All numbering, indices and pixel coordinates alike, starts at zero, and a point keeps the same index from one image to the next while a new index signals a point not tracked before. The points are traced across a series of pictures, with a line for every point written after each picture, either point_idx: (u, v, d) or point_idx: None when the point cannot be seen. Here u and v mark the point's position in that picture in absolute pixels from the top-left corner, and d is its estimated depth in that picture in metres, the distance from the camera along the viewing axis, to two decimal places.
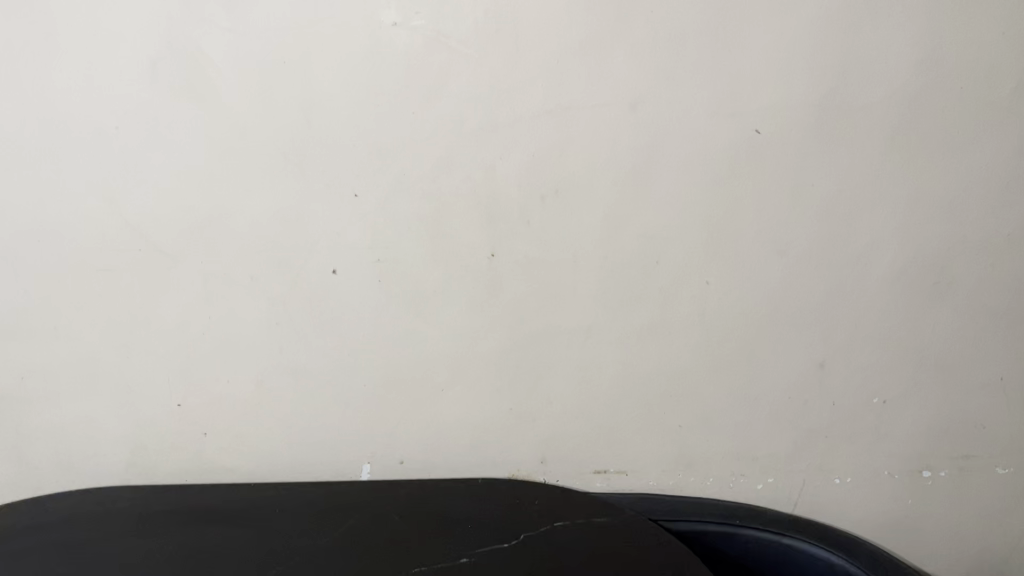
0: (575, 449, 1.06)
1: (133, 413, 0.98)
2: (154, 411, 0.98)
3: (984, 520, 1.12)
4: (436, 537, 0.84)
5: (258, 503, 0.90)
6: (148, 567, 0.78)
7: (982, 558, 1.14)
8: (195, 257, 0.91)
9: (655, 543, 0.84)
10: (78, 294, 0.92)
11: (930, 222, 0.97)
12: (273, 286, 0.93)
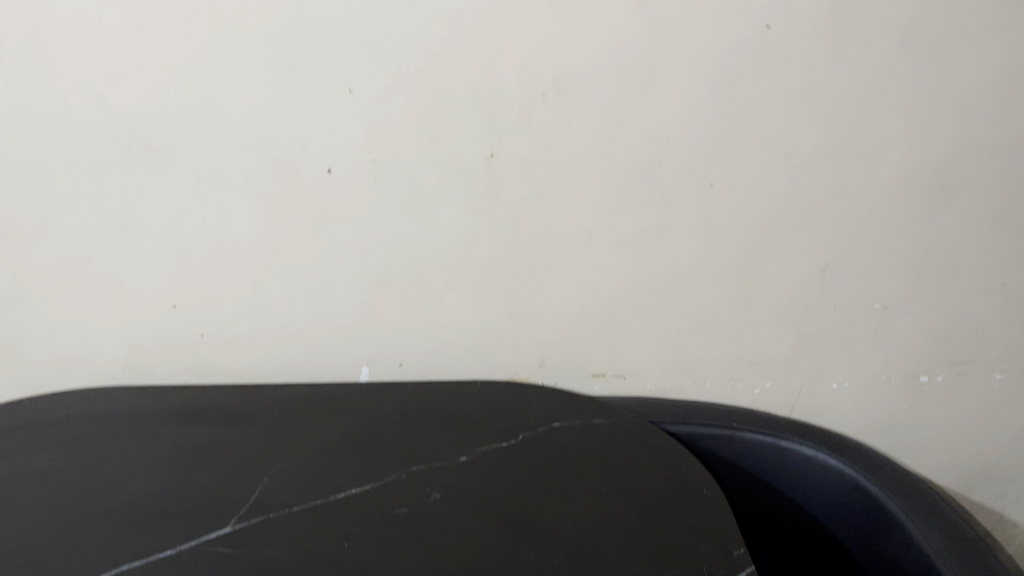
0: (573, 352, 1.07)
1: (137, 314, 1.00)
2: (154, 309, 1.00)
3: (980, 425, 1.13)
4: (432, 436, 0.86)
5: (262, 403, 0.92)
6: (152, 463, 0.81)
7: (974, 460, 1.16)
8: (187, 154, 0.90)
9: (652, 444, 0.86)
10: (72, 191, 0.91)
11: (943, 122, 0.93)
12: (268, 185, 0.92)
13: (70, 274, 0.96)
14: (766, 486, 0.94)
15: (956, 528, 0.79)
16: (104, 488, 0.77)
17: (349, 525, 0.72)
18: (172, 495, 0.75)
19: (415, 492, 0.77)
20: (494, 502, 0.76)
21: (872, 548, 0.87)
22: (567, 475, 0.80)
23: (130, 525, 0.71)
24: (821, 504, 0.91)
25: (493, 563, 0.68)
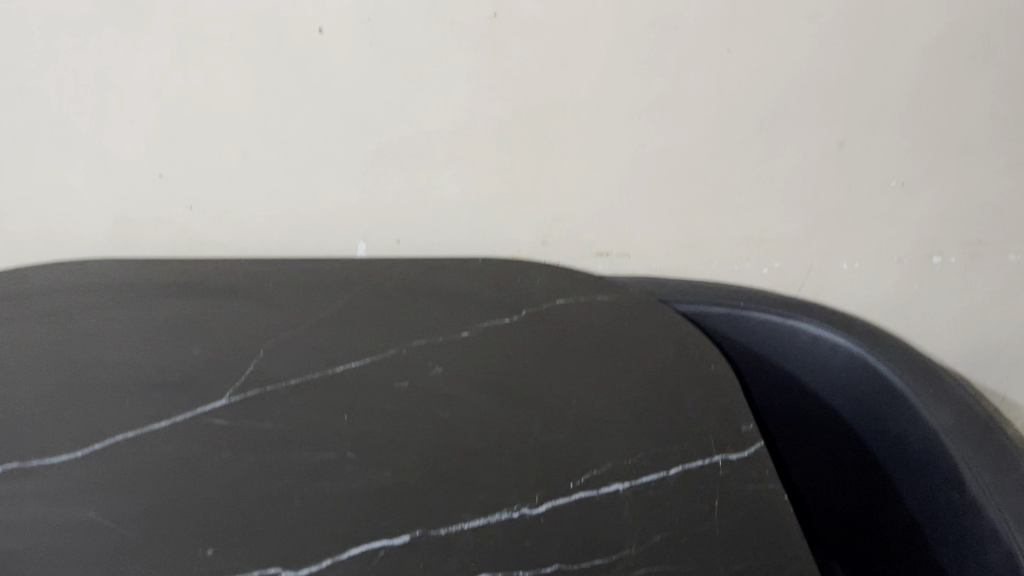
0: (577, 230, 1.04)
1: (121, 185, 0.95)
2: (139, 179, 0.95)
3: (990, 307, 1.11)
4: (432, 312, 0.84)
5: (256, 277, 0.89)
6: (143, 335, 0.78)
7: (979, 341, 1.15)
8: (166, 9, 0.83)
9: (659, 321, 0.83)
10: (43, 49, 0.85)
11: None
12: (254, 46, 0.86)
13: (49, 139, 0.91)
14: (768, 366, 0.92)
15: (963, 402, 0.77)
16: (95, 359, 0.74)
17: (348, 399, 0.70)
18: (165, 367, 0.73)
19: (415, 367, 0.75)
20: (496, 378, 0.74)
21: (878, 425, 0.85)
22: (570, 351, 0.78)
23: (123, 396, 0.69)
24: (828, 381, 0.89)
25: (495, 436, 0.66)
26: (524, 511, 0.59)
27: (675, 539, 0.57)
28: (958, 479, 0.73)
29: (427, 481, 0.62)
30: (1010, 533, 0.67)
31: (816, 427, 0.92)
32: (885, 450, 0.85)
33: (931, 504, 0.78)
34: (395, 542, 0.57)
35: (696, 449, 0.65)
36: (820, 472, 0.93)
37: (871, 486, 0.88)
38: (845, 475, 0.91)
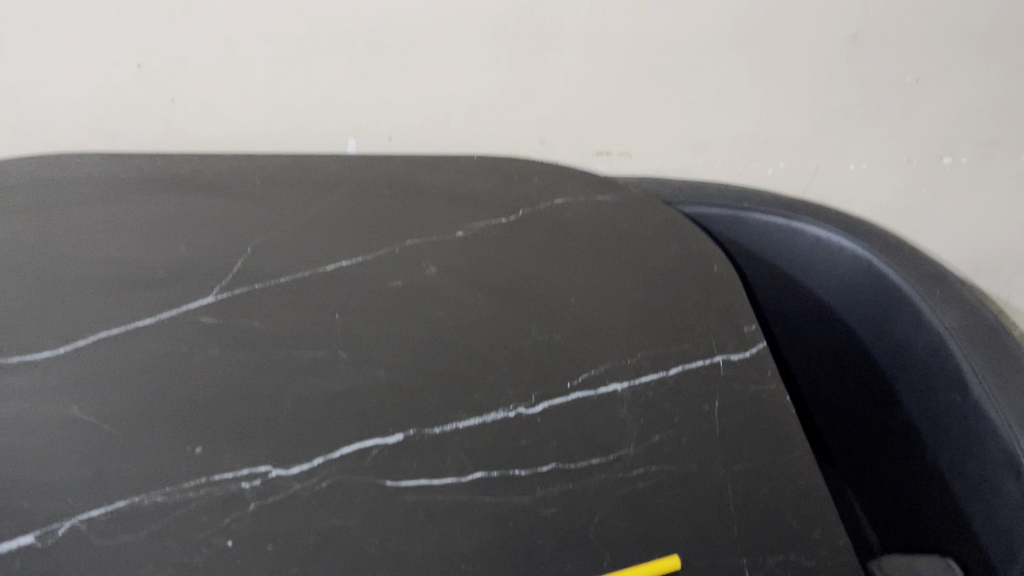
0: (577, 127, 1.00)
1: (96, 75, 0.90)
2: (115, 70, 0.90)
3: (997, 209, 1.08)
4: (425, 210, 0.80)
5: (240, 171, 0.85)
6: (125, 231, 0.75)
7: (984, 244, 1.13)
8: None
9: (661, 221, 0.80)
10: None
11: None
12: None
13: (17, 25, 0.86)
14: (769, 267, 0.89)
15: (970, 307, 0.75)
16: (76, 255, 0.71)
17: (339, 297, 0.68)
18: (149, 264, 0.71)
19: (409, 265, 0.72)
20: (492, 277, 0.71)
21: (881, 332, 0.83)
22: (568, 250, 0.75)
23: (106, 294, 0.67)
24: (832, 287, 0.86)
25: (491, 336, 0.65)
26: (520, 411, 0.58)
27: (674, 440, 0.56)
28: (961, 382, 0.71)
29: (420, 380, 0.60)
30: (1012, 434, 0.66)
31: (813, 333, 0.90)
32: (886, 355, 0.83)
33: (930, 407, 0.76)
34: (389, 441, 0.55)
35: (697, 349, 0.64)
36: (817, 380, 0.92)
37: (866, 392, 0.86)
38: (839, 382, 0.90)
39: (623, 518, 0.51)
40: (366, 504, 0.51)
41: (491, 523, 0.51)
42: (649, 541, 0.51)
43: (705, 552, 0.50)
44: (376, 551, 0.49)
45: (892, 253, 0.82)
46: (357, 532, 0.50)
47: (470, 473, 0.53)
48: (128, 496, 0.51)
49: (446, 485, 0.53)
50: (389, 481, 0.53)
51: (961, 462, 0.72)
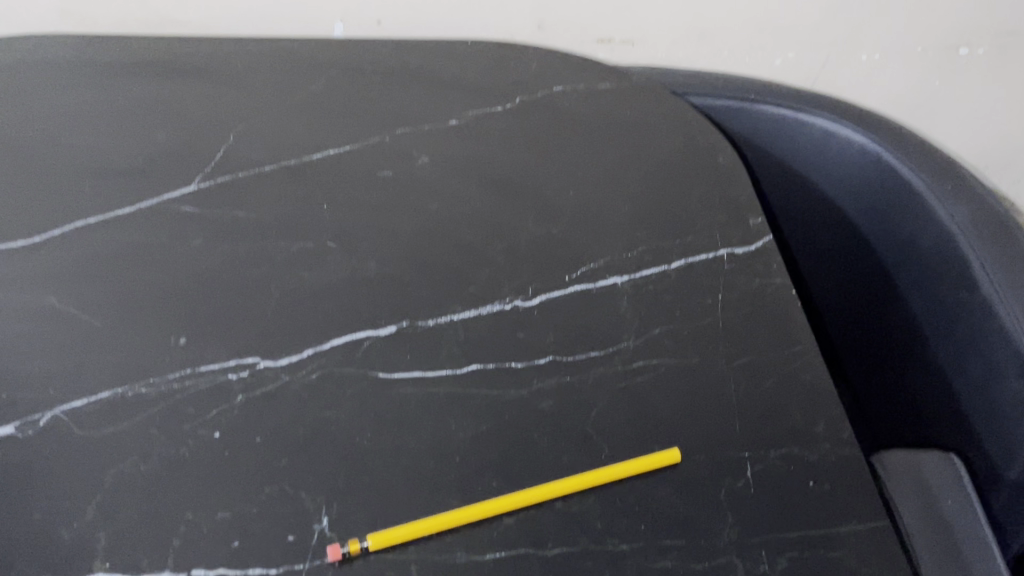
0: (577, 10, 0.94)
1: None
2: None
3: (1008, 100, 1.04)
4: (412, 94, 0.74)
5: (207, 50, 0.77)
6: (93, 112, 0.70)
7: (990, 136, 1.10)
8: None
9: (666, 109, 0.75)
10: None
11: None
12: None
13: None
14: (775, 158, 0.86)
15: (984, 200, 0.72)
16: (44, 138, 0.67)
17: (324, 185, 0.64)
18: (125, 148, 0.66)
19: (399, 151, 0.68)
20: (485, 166, 0.68)
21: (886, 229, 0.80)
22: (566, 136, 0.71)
23: (81, 180, 0.63)
24: (837, 184, 0.83)
25: (485, 228, 0.62)
26: (516, 304, 0.56)
27: (675, 332, 0.54)
28: (969, 278, 0.69)
29: (412, 273, 0.58)
30: (1019, 330, 0.64)
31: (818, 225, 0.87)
32: (890, 253, 0.80)
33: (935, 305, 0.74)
34: (380, 333, 0.53)
35: (700, 243, 0.61)
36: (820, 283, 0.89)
37: (866, 289, 0.84)
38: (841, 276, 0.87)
39: (621, 410, 0.50)
40: (357, 396, 0.50)
41: (485, 415, 0.49)
42: (648, 429, 0.49)
43: (707, 439, 0.48)
44: (367, 442, 0.48)
45: (905, 145, 0.78)
46: (348, 423, 0.49)
47: (465, 366, 0.52)
48: (111, 387, 0.49)
49: (440, 379, 0.51)
50: (382, 374, 0.51)
51: (965, 360, 0.70)
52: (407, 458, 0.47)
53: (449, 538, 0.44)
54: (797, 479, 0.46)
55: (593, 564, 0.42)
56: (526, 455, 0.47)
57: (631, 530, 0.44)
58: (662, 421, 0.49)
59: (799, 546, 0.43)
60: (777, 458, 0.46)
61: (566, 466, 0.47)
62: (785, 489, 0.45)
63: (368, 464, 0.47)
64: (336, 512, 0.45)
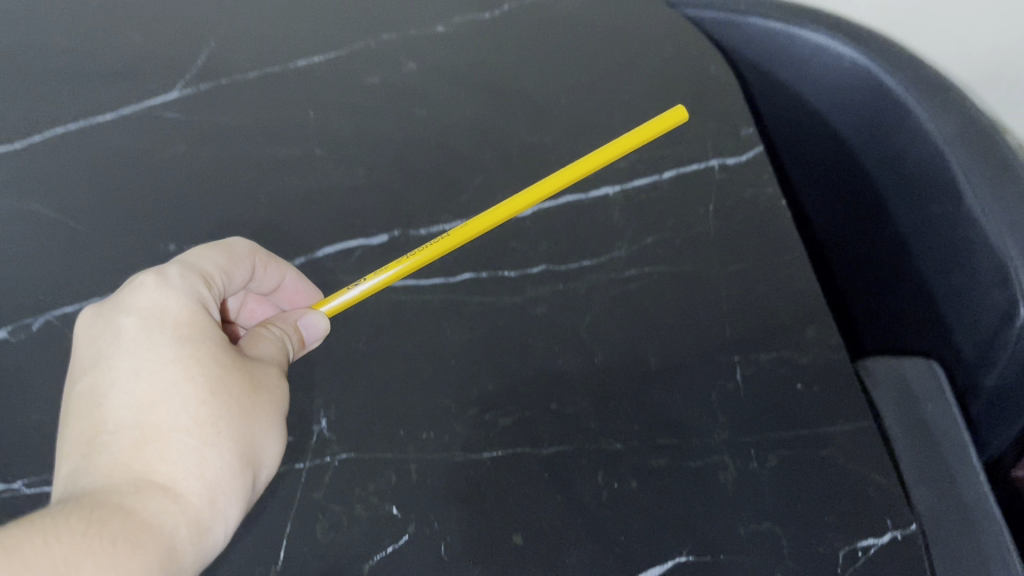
0: None
1: None
2: None
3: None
4: (399, 15, 0.70)
5: None
6: (71, 28, 0.67)
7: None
8: None
9: (663, 21, 0.71)
10: None
11: None
12: None
13: None
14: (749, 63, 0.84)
15: (973, 110, 0.68)
16: (28, 51, 0.65)
17: (310, 90, 0.63)
18: (108, 56, 0.65)
19: (387, 59, 0.66)
20: (473, 73, 0.66)
21: (887, 159, 0.76)
22: (559, 40, 0.69)
23: (63, 84, 0.62)
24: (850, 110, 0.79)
25: (475, 138, 0.60)
26: (508, 215, 0.55)
27: (668, 240, 0.54)
28: (955, 191, 0.67)
29: (403, 180, 0.57)
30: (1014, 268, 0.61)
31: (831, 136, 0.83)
32: (892, 187, 0.77)
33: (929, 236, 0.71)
34: (372, 242, 0.54)
35: (692, 153, 0.60)
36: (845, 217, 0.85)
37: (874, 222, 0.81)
38: (852, 190, 0.83)
39: (615, 316, 0.50)
40: (352, 304, 0.51)
41: (480, 320, 0.50)
42: (640, 336, 0.49)
43: (698, 346, 0.48)
44: (362, 347, 0.48)
45: (903, 61, 0.73)
46: (343, 329, 0.49)
47: (458, 276, 0.52)
48: (102, 292, 0.50)
49: (434, 287, 0.51)
50: (375, 282, 0.51)
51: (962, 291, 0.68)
52: (403, 363, 0.48)
53: (446, 437, 0.45)
54: (787, 383, 0.46)
55: (588, 462, 0.43)
56: (521, 360, 0.48)
57: (625, 430, 0.45)
58: (653, 327, 0.49)
59: (788, 445, 0.44)
60: (768, 362, 0.47)
61: (559, 371, 0.47)
62: (775, 393, 0.46)
63: (365, 369, 0.47)
64: (334, 415, 0.46)
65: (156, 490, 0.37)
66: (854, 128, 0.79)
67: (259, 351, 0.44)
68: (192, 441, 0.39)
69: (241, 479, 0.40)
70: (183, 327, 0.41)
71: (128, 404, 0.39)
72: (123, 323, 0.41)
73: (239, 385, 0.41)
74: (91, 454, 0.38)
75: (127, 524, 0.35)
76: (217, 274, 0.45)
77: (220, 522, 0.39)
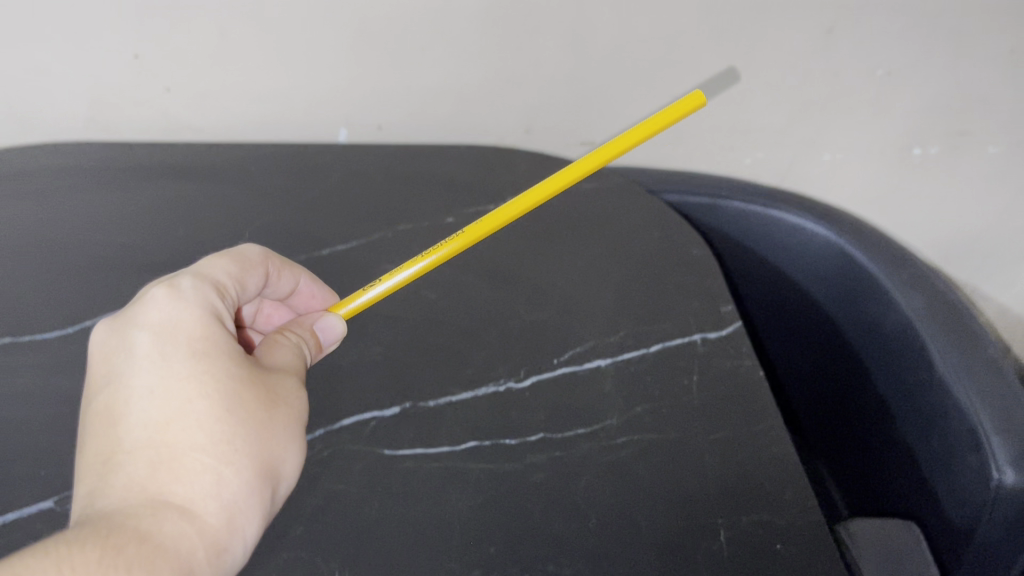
0: (564, 119, 0.99)
1: (74, 82, 0.86)
2: (75, 83, 0.86)
3: (979, 195, 1.10)
4: (417, 206, 0.80)
5: (224, 171, 0.83)
6: (122, 226, 0.76)
7: (967, 233, 1.16)
8: None
9: (653, 216, 0.80)
10: None
11: None
12: None
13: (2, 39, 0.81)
14: (727, 240, 0.92)
15: (937, 288, 0.76)
16: (82, 246, 0.73)
17: (332, 279, 0.71)
18: (154, 251, 0.73)
19: (401, 248, 0.75)
20: (477, 259, 0.74)
21: (860, 324, 0.83)
22: (555, 226, 0.78)
23: (113, 276, 0.70)
24: (822, 280, 0.87)
25: (479, 315, 0.67)
26: (509, 385, 0.61)
27: (656, 409, 0.59)
28: (924, 358, 0.73)
29: (413, 356, 0.63)
30: (983, 434, 0.66)
31: (808, 304, 0.90)
32: (864, 350, 0.83)
33: (903, 398, 0.77)
34: (385, 413, 0.59)
35: (675, 328, 0.66)
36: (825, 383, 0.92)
37: (850, 382, 0.87)
38: (829, 352, 0.89)
39: (606, 481, 0.54)
40: (365, 471, 0.55)
41: (481, 487, 0.54)
42: (631, 499, 0.53)
43: (685, 509, 0.52)
44: (374, 512, 0.52)
45: (873, 243, 0.82)
46: (357, 496, 0.53)
47: (463, 443, 0.57)
48: None
49: (440, 454, 0.56)
50: (387, 450, 0.56)
51: (934, 452, 0.72)
52: (412, 527, 0.52)
53: None
54: (767, 544, 0.50)
55: None
56: (521, 524, 0.52)
57: None
58: (642, 490, 0.54)
59: None
60: (750, 523, 0.51)
61: (556, 533, 0.51)
62: (755, 553, 0.50)
63: (376, 532, 0.51)
64: None
65: (173, 511, 0.44)
66: (827, 295, 0.87)
67: (276, 361, 0.53)
68: (208, 460, 0.46)
69: (253, 497, 0.47)
70: (197, 340, 0.49)
71: (146, 425, 0.46)
72: (139, 344, 0.48)
73: (251, 400, 0.48)
74: (109, 473, 0.45)
75: (146, 543, 0.41)
76: (229, 282, 0.55)
77: (236, 539, 0.45)
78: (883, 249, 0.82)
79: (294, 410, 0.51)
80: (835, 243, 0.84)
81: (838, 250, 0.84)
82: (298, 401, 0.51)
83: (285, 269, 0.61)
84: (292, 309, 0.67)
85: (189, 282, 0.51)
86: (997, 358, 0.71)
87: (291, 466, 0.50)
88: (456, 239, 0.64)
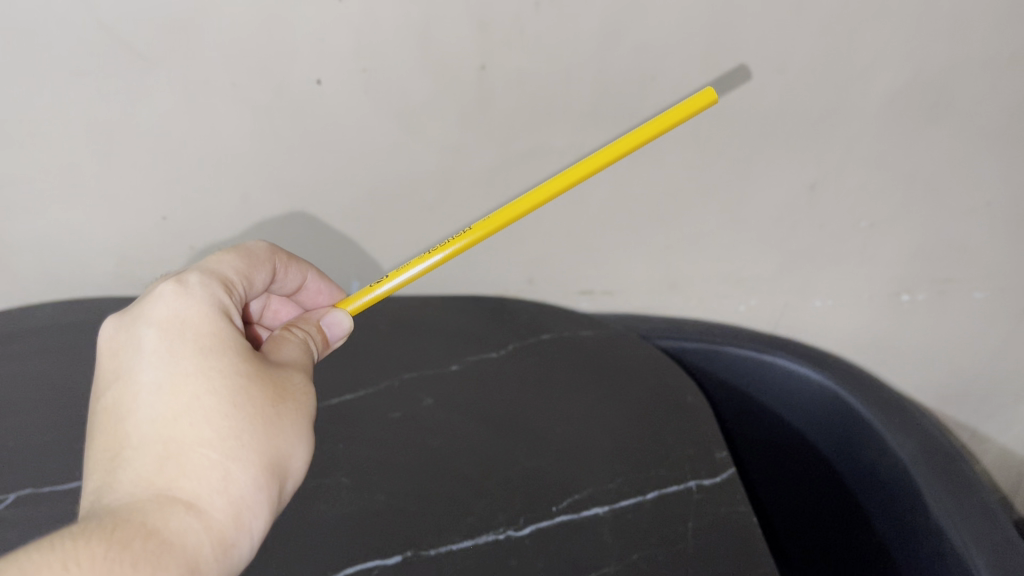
0: (565, 271, 1.05)
1: (107, 239, 0.93)
2: (108, 239, 0.93)
3: (970, 338, 1.13)
4: (423, 352, 0.84)
5: None
6: None
7: (962, 375, 1.19)
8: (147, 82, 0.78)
9: (650, 364, 0.83)
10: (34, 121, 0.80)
11: (966, 43, 0.83)
12: (234, 114, 0.82)
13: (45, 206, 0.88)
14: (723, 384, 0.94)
15: (929, 432, 0.78)
16: None
17: (339, 426, 0.74)
18: None
19: (407, 397, 0.78)
20: (481, 407, 0.76)
21: (857, 466, 0.84)
22: (553, 372, 0.81)
23: None
24: (817, 416, 0.89)
25: (480, 464, 0.69)
26: (509, 534, 0.62)
27: (652, 557, 0.60)
28: (920, 503, 0.74)
29: (416, 504, 0.65)
30: None
31: (807, 446, 0.92)
32: (863, 491, 0.84)
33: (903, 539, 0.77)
34: (388, 562, 0.60)
35: (671, 474, 0.68)
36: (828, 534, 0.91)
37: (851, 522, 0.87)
38: (829, 496, 0.90)
39: None
40: None
41: None
42: None
43: None
44: None
45: (868, 390, 0.85)
46: None
47: None
48: None
49: None
50: None
51: None
52: None
53: None
54: None
55: None
56: None
57: None
58: None
59: None
60: None
61: None
62: None
63: None
64: None
65: (180, 504, 0.45)
66: (824, 435, 0.89)
67: (282, 357, 0.56)
68: (215, 454, 0.47)
69: (260, 493, 0.48)
70: (204, 334, 0.52)
71: (155, 420, 0.48)
72: (149, 339, 0.51)
73: (257, 395, 0.51)
74: (118, 468, 0.47)
75: (154, 534, 0.42)
76: (235, 276, 0.59)
77: (242, 534, 0.47)
78: (874, 393, 0.84)
79: (300, 405, 0.53)
80: (829, 381, 0.87)
81: (833, 391, 0.86)
82: (305, 399, 0.54)
83: (292, 263, 0.68)
84: (301, 304, 0.75)
85: (196, 279, 0.55)
86: (992, 502, 0.72)
87: (298, 464, 0.52)
88: (468, 234, 0.66)
